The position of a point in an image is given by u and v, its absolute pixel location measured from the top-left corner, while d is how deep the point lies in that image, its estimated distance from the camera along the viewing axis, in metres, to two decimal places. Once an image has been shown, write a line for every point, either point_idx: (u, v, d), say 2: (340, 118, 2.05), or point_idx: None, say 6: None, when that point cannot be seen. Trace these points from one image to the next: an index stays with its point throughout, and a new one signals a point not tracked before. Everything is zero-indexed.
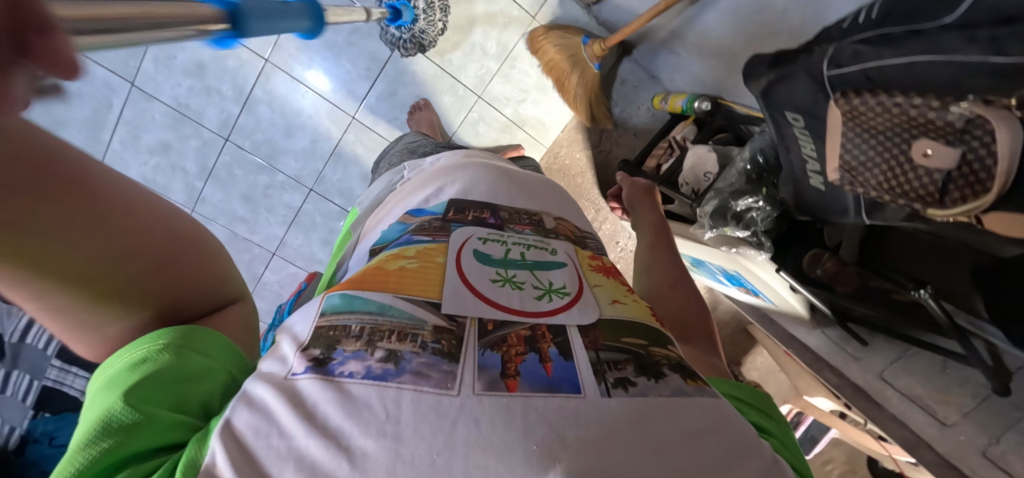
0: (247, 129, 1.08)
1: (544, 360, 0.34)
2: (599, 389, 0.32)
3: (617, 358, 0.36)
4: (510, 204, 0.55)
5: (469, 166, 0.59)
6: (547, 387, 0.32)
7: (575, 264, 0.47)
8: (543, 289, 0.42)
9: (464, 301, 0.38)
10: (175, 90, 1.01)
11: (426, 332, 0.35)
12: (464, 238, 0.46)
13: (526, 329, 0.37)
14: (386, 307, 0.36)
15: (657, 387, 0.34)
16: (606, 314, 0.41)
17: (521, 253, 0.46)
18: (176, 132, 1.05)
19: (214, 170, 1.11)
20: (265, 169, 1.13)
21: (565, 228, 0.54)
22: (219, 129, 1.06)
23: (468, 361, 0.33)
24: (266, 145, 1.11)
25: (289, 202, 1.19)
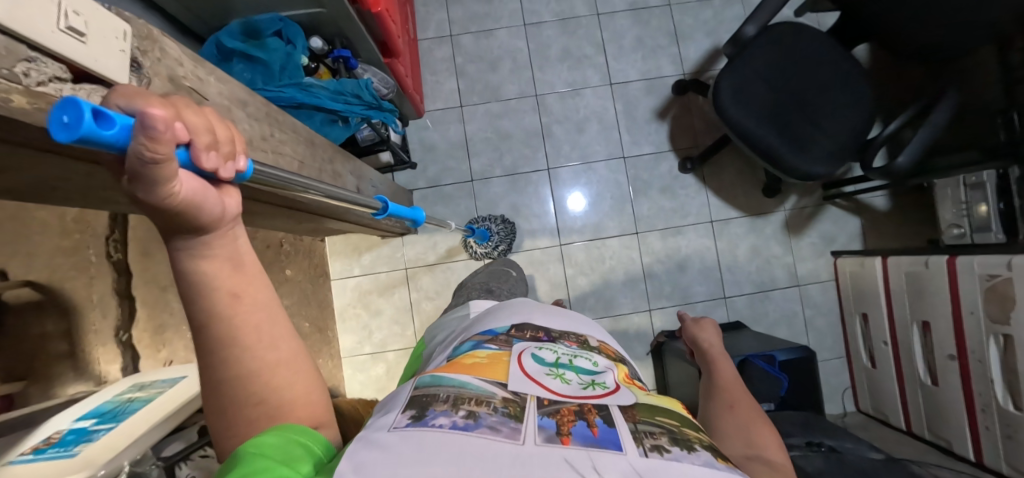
0: (539, 185, 1.54)
1: (590, 425, 0.40)
2: (637, 449, 0.37)
3: (654, 430, 0.42)
4: (558, 328, 0.69)
5: (528, 307, 0.74)
6: (593, 443, 0.37)
7: (614, 374, 0.55)
8: (587, 383, 0.50)
9: (521, 383, 0.47)
10: (579, 172, 1.55)
11: (496, 400, 0.42)
12: (524, 348, 0.57)
13: (573, 405, 0.43)
14: (467, 383, 0.45)
15: (691, 456, 0.38)
16: (641, 402, 0.49)
17: (569, 360, 0.56)
18: (573, 145, 1.56)
19: (538, 136, 1.56)
20: (504, 169, 1.54)
21: (605, 348, 0.68)
22: (552, 166, 1.55)
23: (529, 422, 0.39)
24: (523, 182, 1.54)
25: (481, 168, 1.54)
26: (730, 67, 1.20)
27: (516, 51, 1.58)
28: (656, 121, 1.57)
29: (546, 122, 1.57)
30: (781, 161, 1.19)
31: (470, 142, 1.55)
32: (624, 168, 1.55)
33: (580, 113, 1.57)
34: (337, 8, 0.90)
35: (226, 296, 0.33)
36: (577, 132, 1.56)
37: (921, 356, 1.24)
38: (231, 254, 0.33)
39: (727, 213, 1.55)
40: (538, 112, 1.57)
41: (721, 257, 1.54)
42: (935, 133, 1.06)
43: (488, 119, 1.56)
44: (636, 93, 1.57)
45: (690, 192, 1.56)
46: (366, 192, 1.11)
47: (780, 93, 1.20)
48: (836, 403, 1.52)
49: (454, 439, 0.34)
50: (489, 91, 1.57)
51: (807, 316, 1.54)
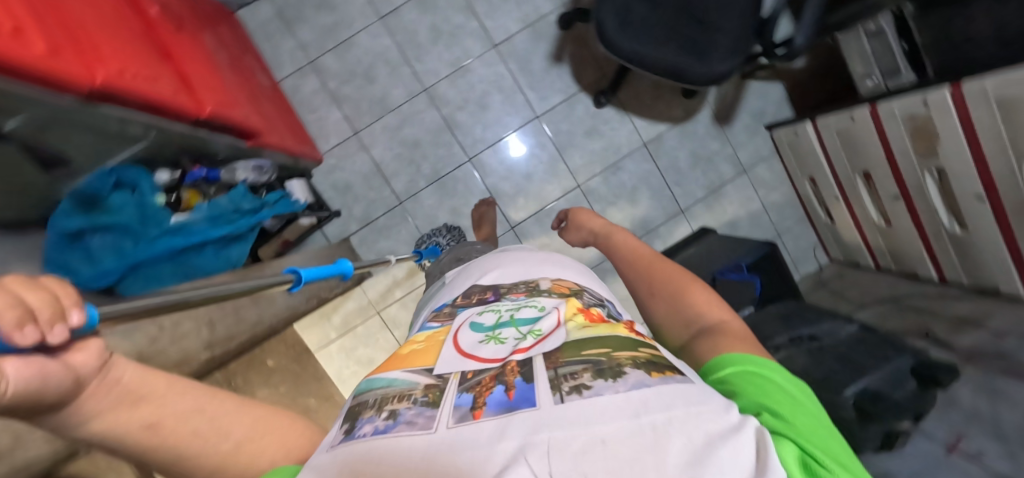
0: (468, 179, 1.48)
1: (508, 388, 0.36)
2: (554, 398, 0.33)
3: (576, 368, 0.36)
4: (509, 281, 0.63)
5: (482, 269, 0.70)
6: (507, 408, 0.33)
7: (557, 311, 0.49)
8: (524, 335, 0.45)
9: (449, 362, 0.43)
10: (501, 149, 1.48)
11: (418, 391, 0.38)
12: (464, 318, 0.53)
13: (495, 369, 0.39)
14: (394, 380, 0.41)
15: (616, 385, 0.33)
16: (574, 335, 0.42)
17: (511, 315, 0.51)
18: (484, 126, 1.47)
19: (446, 131, 1.47)
20: (427, 178, 1.47)
21: (559, 287, 0.58)
22: (472, 155, 1.47)
23: (446, 404, 0.35)
24: (451, 183, 1.48)
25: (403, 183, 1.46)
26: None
27: (384, 51, 1.43)
28: (555, 66, 1.47)
29: (449, 113, 1.46)
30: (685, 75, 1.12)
31: (382, 167, 1.45)
32: (543, 128, 1.49)
33: (477, 89, 1.47)
34: (165, 138, 0.84)
35: (141, 429, 0.28)
36: (483, 110, 1.47)
37: (871, 202, 1.29)
38: (124, 389, 0.28)
39: (657, 130, 1.51)
40: (436, 105, 1.45)
41: (665, 175, 1.53)
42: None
43: (389, 135, 1.45)
44: (525, 45, 1.46)
45: (615, 124, 1.51)
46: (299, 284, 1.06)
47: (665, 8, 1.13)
48: (811, 261, 1.61)
49: (366, 455, 0.31)
50: (377, 104, 1.44)
51: (762, 195, 1.57)
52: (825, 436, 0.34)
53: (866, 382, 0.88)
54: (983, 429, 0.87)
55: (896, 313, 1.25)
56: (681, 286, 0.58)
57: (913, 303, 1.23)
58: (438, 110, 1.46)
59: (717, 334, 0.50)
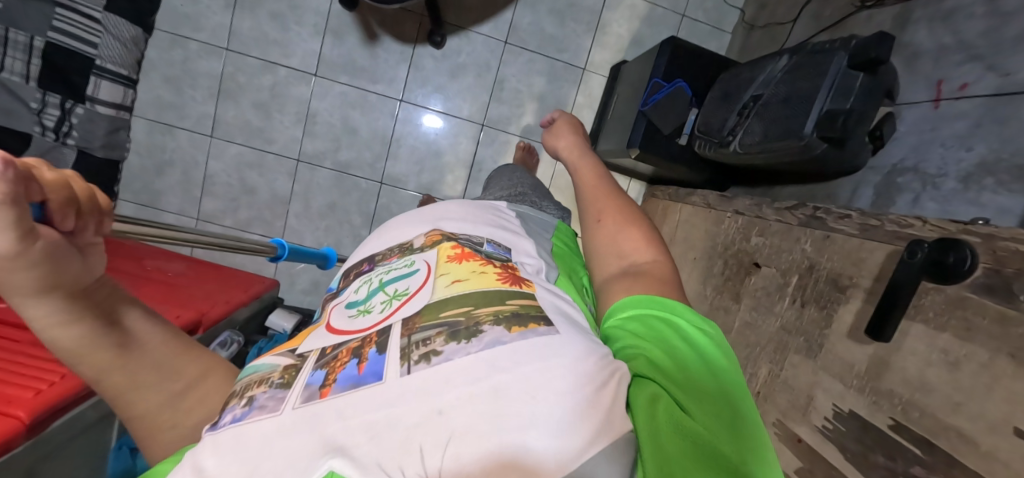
0: (396, 199, 1.45)
1: (360, 361, 0.35)
2: (401, 370, 0.33)
3: (429, 333, 0.36)
4: (396, 242, 0.60)
5: (379, 235, 0.66)
6: (353, 383, 0.33)
7: (428, 264, 0.47)
8: (388, 299, 0.44)
9: (316, 341, 0.43)
10: (399, 152, 1.43)
11: (278, 372, 0.39)
12: (336, 302, 0.52)
13: (356, 342, 0.39)
14: (260, 365, 0.41)
15: (468, 345, 0.33)
16: (437, 296, 0.41)
17: (382, 279, 0.49)
18: (368, 146, 1.41)
19: (344, 177, 1.42)
20: (365, 225, 1.45)
21: (433, 238, 0.54)
22: (381, 177, 1.43)
23: (297, 386, 0.35)
24: (386, 213, 1.45)
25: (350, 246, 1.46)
26: None
27: (239, 158, 1.39)
28: (375, 45, 1.37)
29: (332, 161, 1.41)
30: None
31: (324, 247, 1.45)
32: (415, 105, 1.41)
33: (336, 121, 1.40)
34: None
35: (110, 353, 0.36)
36: (355, 134, 1.41)
37: None
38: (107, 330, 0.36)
39: (505, 20, 1.40)
40: (317, 164, 1.41)
41: (545, 51, 1.43)
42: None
43: (307, 219, 1.43)
44: (338, 50, 1.36)
45: (468, 47, 1.40)
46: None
47: None
48: (732, 12, 1.47)
49: (221, 444, 0.33)
50: (274, 204, 1.42)
51: None
52: (710, 372, 0.34)
53: (821, 106, 0.80)
54: (955, 57, 0.80)
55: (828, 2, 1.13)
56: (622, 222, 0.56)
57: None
58: (323, 167, 1.41)
59: (644, 275, 0.48)
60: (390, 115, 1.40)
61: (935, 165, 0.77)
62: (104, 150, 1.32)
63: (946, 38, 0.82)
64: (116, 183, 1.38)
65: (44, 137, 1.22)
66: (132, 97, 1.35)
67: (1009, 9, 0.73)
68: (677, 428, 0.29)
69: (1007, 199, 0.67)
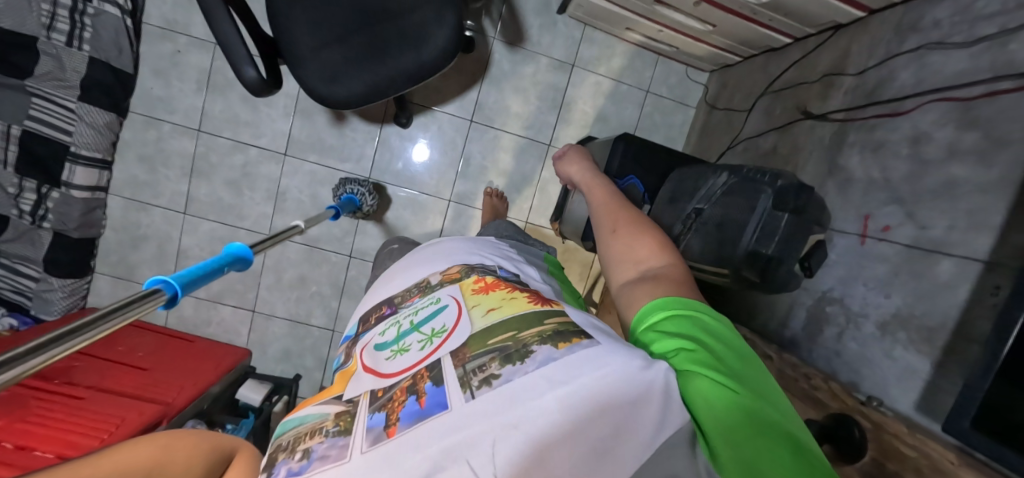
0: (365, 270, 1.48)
1: (420, 395, 0.38)
2: (465, 395, 0.36)
3: (483, 360, 0.39)
4: (411, 283, 0.59)
5: (399, 275, 0.65)
6: (419, 418, 0.36)
7: (456, 299, 0.50)
8: (427, 338, 0.46)
9: (360, 383, 0.44)
10: (368, 226, 1.46)
11: (328, 422, 0.40)
12: (365, 343, 0.52)
13: (409, 379, 0.41)
14: (305, 417, 0.42)
15: (531, 364, 0.37)
16: (477, 328, 0.43)
17: (411, 320, 0.50)
18: (337, 220, 1.45)
19: (314, 250, 1.45)
20: (334, 296, 1.48)
21: (452, 274, 0.56)
22: (350, 250, 1.46)
23: (359, 430, 0.37)
24: (355, 284, 1.48)
25: (319, 316, 1.49)
26: (297, 72, 1.04)
27: (212, 233, 1.43)
28: (343, 124, 1.40)
29: (303, 234, 1.44)
30: (417, 71, 1.04)
31: (296, 317, 1.48)
32: (382, 182, 1.44)
33: (305, 198, 1.43)
34: None
35: None
36: (325, 210, 1.44)
37: (684, 17, 1.19)
38: None
39: (471, 99, 1.43)
40: (288, 238, 1.44)
41: (511, 128, 1.46)
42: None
43: (278, 291, 1.47)
44: (307, 130, 1.40)
45: (435, 125, 1.43)
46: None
47: (352, 33, 1.04)
48: (694, 88, 1.50)
49: None
50: (246, 276, 1.45)
51: (605, 72, 1.46)
52: (721, 338, 0.38)
53: (747, 243, 0.83)
54: (879, 195, 0.82)
55: (777, 101, 1.17)
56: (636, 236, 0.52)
57: (783, 81, 1.15)
58: (293, 241, 1.44)
59: (657, 279, 0.45)
60: (358, 191, 1.44)
61: (858, 303, 0.80)
62: (80, 231, 1.36)
63: (874, 172, 0.84)
64: (91, 259, 1.41)
65: (22, 220, 1.28)
66: (108, 177, 1.38)
67: (927, 159, 0.75)
68: (735, 415, 0.32)
69: (914, 357, 0.69)
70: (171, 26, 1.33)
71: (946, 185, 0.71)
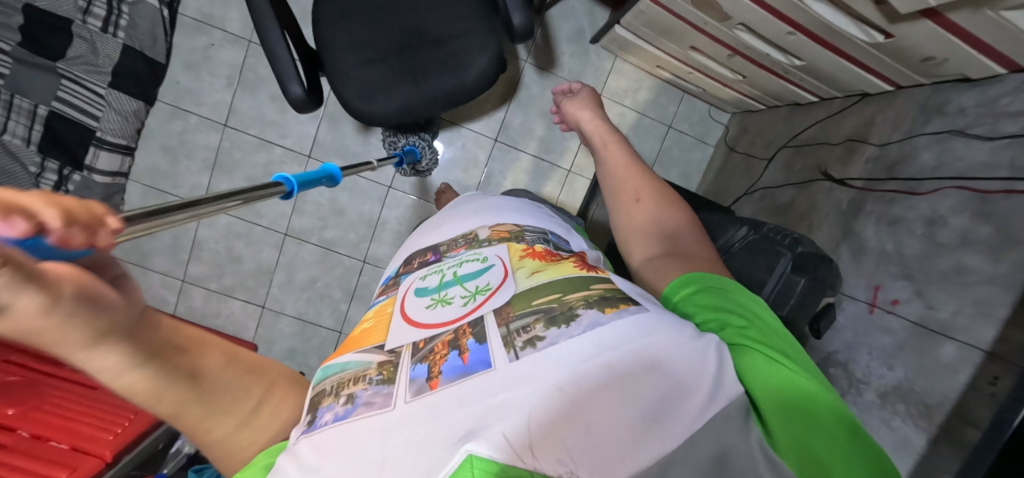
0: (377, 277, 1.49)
1: (462, 351, 0.38)
2: (510, 354, 0.36)
3: (528, 321, 0.39)
4: (454, 236, 0.60)
5: (441, 224, 0.66)
6: (462, 373, 0.36)
7: (504, 260, 0.49)
8: (469, 294, 0.45)
9: (399, 332, 0.43)
10: (384, 233, 1.47)
11: (371, 370, 0.40)
12: (407, 287, 0.51)
13: (450, 334, 0.40)
14: (346, 363, 0.42)
15: (576, 327, 0.37)
16: (522, 287, 0.43)
17: (455, 271, 0.49)
18: (354, 226, 1.46)
19: (328, 253, 1.47)
20: (344, 299, 1.50)
21: (499, 233, 0.56)
22: (364, 256, 1.48)
23: (402, 379, 0.37)
24: (366, 289, 1.50)
25: (327, 318, 1.50)
26: (339, 86, 1.05)
27: (228, 227, 1.44)
28: (369, 132, 1.42)
29: (320, 236, 1.46)
30: (455, 92, 1.05)
31: (304, 316, 1.50)
32: (402, 192, 1.46)
33: (325, 201, 1.45)
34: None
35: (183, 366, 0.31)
36: (343, 214, 1.46)
37: (716, 65, 1.22)
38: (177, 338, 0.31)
39: (497, 119, 1.45)
40: (304, 239, 1.45)
41: (534, 150, 1.48)
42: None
43: (289, 289, 1.48)
44: (333, 134, 1.41)
45: (460, 141, 1.45)
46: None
47: (396, 54, 1.05)
48: (716, 128, 1.53)
49: (327, 445, 0.34)
50: (259, 272, 1.47)
51: (631, 105, 1.49)
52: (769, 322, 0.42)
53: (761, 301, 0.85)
54: (891, 268, 0.86)
55: (798, 156, 1.20)
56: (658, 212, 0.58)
57: (804, 137, 1.19)
58: (308, 242, 1.46)
59: (679, 258, 0.52)
60: (378, 199, 1.45)
61: (862, 370, 0.84)
62: None
63: (888, 244, 0.88)
64: None
65: None
66: (130, 164, 1.38)
67: (942, 242, 0.79)
68: (778, 381, 0.36)
69: (912, 431, 0.73)
70: (206, 19, 1.33)
71: (957, 271, 0.75)
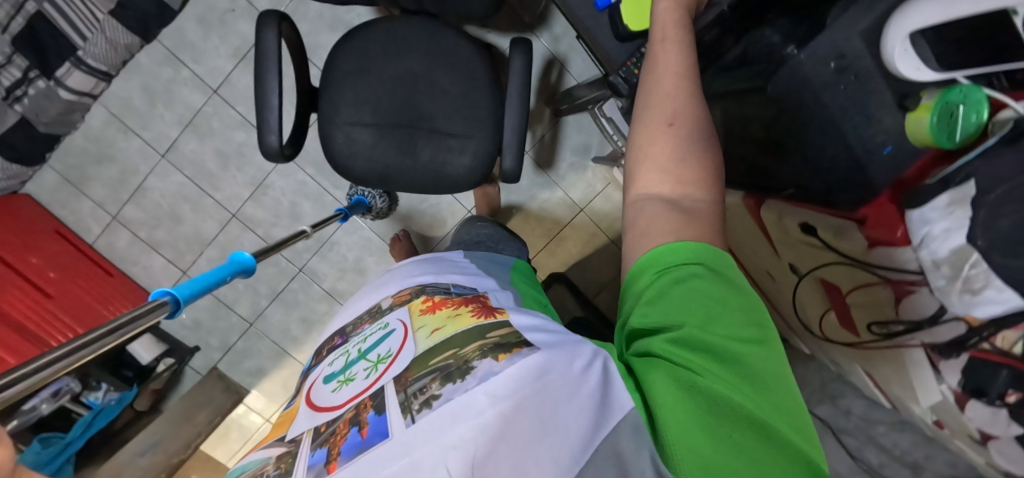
0: (305, 288, 1.50)
1: (361, 427, 0.41)
2: (405, 421, 0.39)
3: (424, 383, 0.43)
4: (360, 314, 0.65)
5: (346, 313, 0.71)
6: (359, 450, 0.39)
7: (404, 322, 0.55)
8: (371, 366, 0.50)
9: (303, 420, 0.49)
10: (330, 252, 1.48)
11: (268, 466, 0.43)
12: (313, 379, 0.57)
13: (349, 415, 0.44)
14: (245, 466, 0.46)
15: (462, 386, 0.40)
16: (421, 349, 0.48)
17: (360, 347, 0.55)
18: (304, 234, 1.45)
19: (268, 249, 1.45)
20: (266, 295, 1.50)
21: (402, 296, 0.61)
22: (301, 265, 1.48)
23: (299, 467, 0.40)
24: (291, 296, 1.50)
25: (243, 306, 1.50)
26: (325, 135, 1.01)
27: (180, 187, 1.40)
28: None
29: (267, 232, 1.44)
30: (440, 181, 1.04)
31: (221, 296, 1.48)
32: (361, 223, 1.46)
33: (285, 201, 1.42)
34: None
35: None
36: (297, 220, 1.44)
37: None
38: None
39: None
40: (249, 227, 1.43)
41: None
42: (523, 80, 0.83)
43: (216, 266, 1.45)
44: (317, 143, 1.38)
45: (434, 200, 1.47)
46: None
47: (393, 127, 1.03)
48: None
49: None
50: (193, 240, 1.43)
51: (605, 230, 1.50)
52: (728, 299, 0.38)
53: None
54: None
55: None
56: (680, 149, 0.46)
57: None
58: (252, 232, 1.44)
59: (679, 215, 0.42)
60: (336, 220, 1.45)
61: None
62: (49, 126, 1.25)
63: None
64: (49, 152, 1.32)
65: None
66: (102, 88, 1.30)
67: None
68: (699, 400, 0.34)
69: None
70: None
71: None
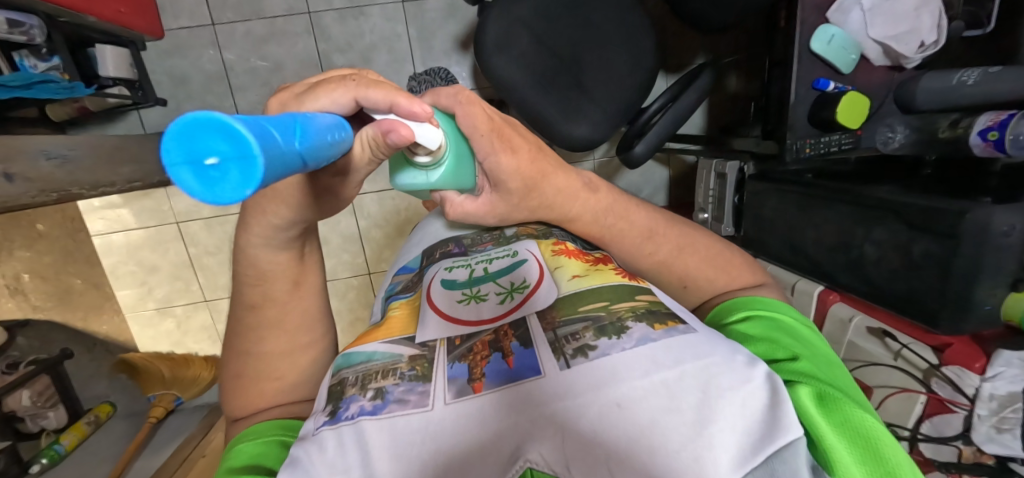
0: None
1: (506, 356, 0.43)
2: (559, 363, 0.40)
3: (578, 328, 0.44)
4: (470, 232, 0.71)
5: (429, 230, 0.79)
6: (506, 378, 0.40)
7: (535, 257, 0.58)
8: (507, 291, 0.53)
9: (433, 326, 0.49)
10: None
11: (403, 363, 0.44)
12: (433, 276, 0.60)
13: (490, 335, 0.47)
14: (374, 354, 0.46)
15: (627, 339, 0.41)
16: (565, 290, 0.51)
17: (484, 270, 0.59)
18: None
19: (315, 68, 1.29)
20: None
21: (524, 230, 0.68)
22: None
23: (438, 379, 0.41)
24: None
25: (242, 99, 1.28)
26: (488, 12, 0.98)
27: None
28: (460, 51, 1.33)
29: (327, 51, 1.28)
30: (551, 126, 1.02)
31: (230, 73, 1.27)
32: None
33: (367, 38, 1.29)
34: None
35: (297, 284, 0.52)
36: (363, 63, 1.30)
37: None
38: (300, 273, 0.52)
39: None
40: (313, 34, 1.27)
41: None
42: (702, 92, 0.91)
43: (250, 44, 1.26)
44: (439, 15, 1.30)
45: None
46: (36, 170, 0.90)
47: (550, 49, 1.00)
48: None
49: (349, 442, 0.36)
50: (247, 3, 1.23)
51: None
52: (807, 342, 0.50)
53: None
54: None
55: None
56: (677, 227, 0.63)
57: None
58: (313, 41, 1.27)
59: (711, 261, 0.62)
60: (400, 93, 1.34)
61: None
62: None
63: None
64: None
65: None
66: None
67: None
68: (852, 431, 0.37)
69: None
70: None
71: None
